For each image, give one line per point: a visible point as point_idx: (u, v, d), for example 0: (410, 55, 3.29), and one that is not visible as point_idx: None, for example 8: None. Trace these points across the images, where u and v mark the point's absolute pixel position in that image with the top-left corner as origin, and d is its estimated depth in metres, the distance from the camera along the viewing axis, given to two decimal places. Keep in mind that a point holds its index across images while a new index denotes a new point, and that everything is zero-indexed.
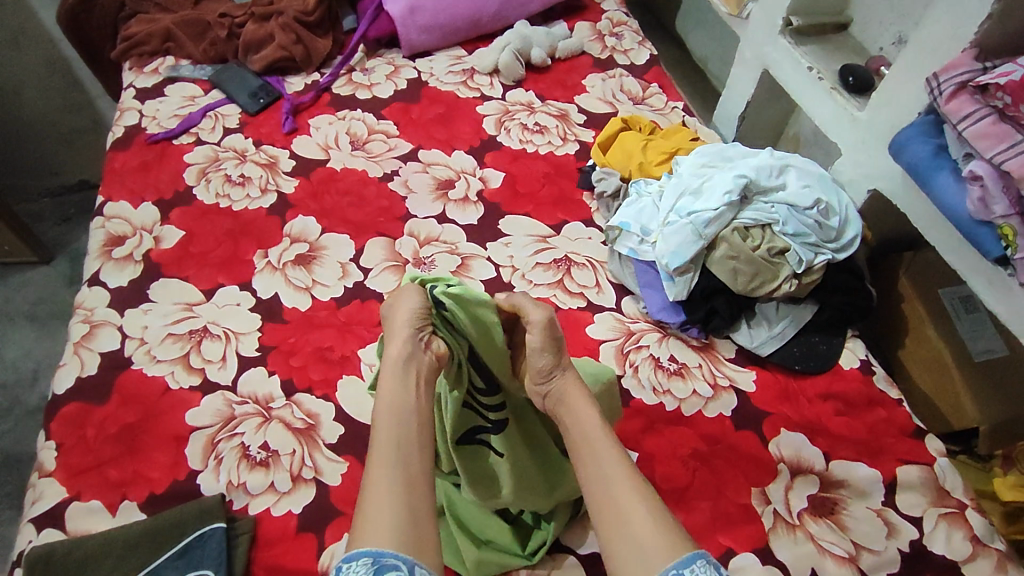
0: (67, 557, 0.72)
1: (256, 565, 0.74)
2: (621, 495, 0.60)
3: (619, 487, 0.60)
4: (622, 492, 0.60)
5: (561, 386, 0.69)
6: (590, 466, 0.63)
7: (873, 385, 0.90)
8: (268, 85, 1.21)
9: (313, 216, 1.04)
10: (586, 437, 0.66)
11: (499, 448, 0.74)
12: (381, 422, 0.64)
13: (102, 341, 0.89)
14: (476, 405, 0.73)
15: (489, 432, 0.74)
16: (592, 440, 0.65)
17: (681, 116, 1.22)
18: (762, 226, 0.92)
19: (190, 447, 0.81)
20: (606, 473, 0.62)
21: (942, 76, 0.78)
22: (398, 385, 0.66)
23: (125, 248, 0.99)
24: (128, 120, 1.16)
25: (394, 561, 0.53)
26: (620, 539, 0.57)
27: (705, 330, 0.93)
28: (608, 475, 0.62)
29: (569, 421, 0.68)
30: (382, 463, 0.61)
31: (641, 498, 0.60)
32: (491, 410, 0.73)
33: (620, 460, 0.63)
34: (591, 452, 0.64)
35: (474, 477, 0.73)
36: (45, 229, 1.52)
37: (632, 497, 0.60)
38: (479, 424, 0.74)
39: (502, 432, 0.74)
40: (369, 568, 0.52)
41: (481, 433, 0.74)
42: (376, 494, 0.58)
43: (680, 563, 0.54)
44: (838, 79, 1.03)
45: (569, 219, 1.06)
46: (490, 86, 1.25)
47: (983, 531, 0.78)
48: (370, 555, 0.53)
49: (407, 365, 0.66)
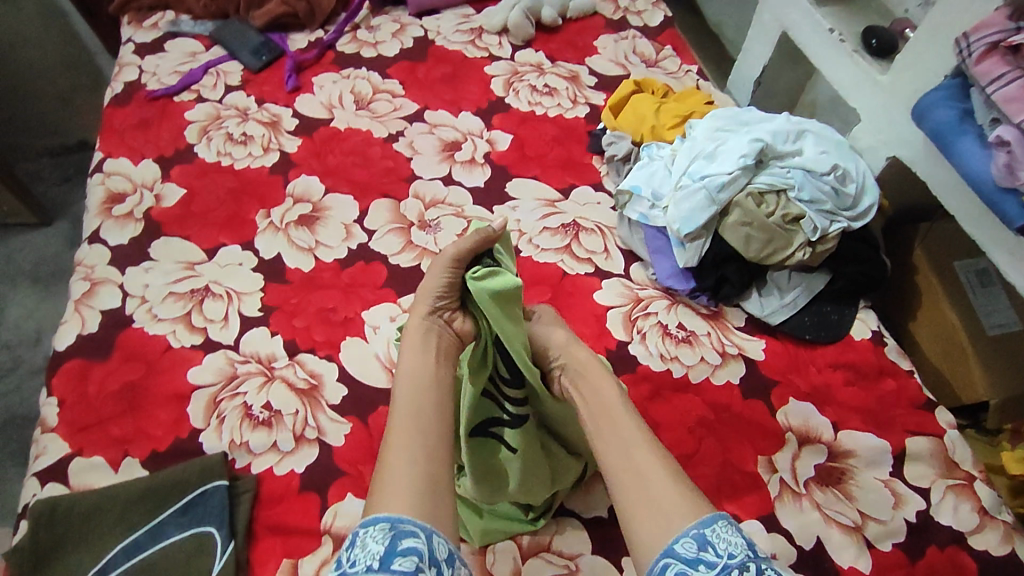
0: (71, 512, 0.72)
1: (258, 523, 0.74)
2: (641, 461, 0.60)
3: (638, 453, 0.61)
4: (642, 458, 0.60)
5: (580, 364, 0.70)
6: (608, 433, 0.63)
7: (884, 355, 0.89)
8: (271, 42, 1.17)
9: (316, 175, 1.02)
10: (603, 407, 0.66)
11: (513, 444, 0.71)
12: (400, 388, 0.64)
13: (103, 299, 0.88)
14: (499, 395, 0.71)
15: (505, 426, 0.71)
16: (610, 409, 0.65)
17: (695, 80, 1.18)
18: (778, 191, 0.89)
19: (192, 406, 0.80)
20: (626, 440, 0.62)
21: (972, 37, 0.75)
22: (417, 354, 0.66)
23: (125, 206, 0.97)
24: (127, 75, 1.12)
25: (412, 528, 0.51)
26: (642, 501, 0.57)
27: (715, 298, 0.92)
28: (627, 442, 0.62)
29: (585, 395, 0.68)
30: (403, 434, 0.60)
31: (661, 464, 0.60)
32: (512, 403, 0.71)
33: (637, 429, 0.63)
34: (609, 421, 0.64)
35: (483, 470, 0.70)
36: (45, 189, 1.49)
37: (651, 461, 0.60)
38: (496, 417, 0.71)
39: (519, 427, 0.71)
40: (386, 533, 0.50)
41: (495, 427, 0.71)
42: (396, 464, 0.57)
43: (702, 524, 0.53)
44: (860, 42, 0.99)
45: (578, 183, 1.04)
46: (499, 46, 1.21)
47: (991, 503, 0.77)
48: (387, 520, 0.51)
49: (427, 335, 0.68)
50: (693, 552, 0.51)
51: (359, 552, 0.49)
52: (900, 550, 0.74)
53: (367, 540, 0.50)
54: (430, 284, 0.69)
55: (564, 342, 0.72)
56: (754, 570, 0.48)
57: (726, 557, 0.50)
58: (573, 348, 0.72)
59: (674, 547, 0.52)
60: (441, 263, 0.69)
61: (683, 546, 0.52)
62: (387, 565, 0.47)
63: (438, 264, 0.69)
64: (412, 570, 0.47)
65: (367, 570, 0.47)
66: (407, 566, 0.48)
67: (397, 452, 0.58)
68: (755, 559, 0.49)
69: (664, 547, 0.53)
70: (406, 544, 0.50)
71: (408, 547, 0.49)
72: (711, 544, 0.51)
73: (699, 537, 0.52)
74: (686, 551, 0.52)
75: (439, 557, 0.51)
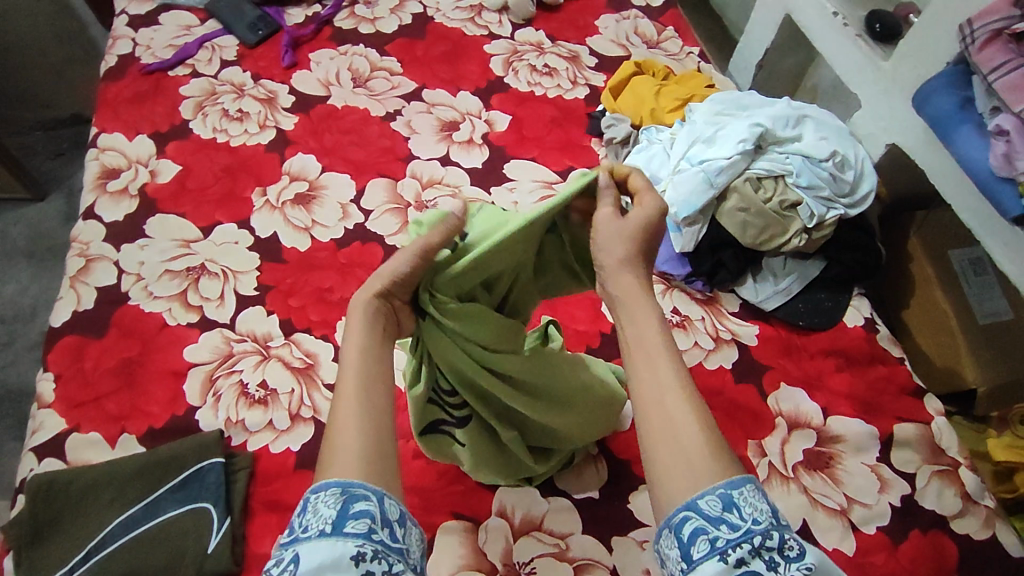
0: (67, 487, 0.73)
1: (254, 499, 0.75)
2: (673, 406, 0.50)
3: (671, 397, 0.51)
4: (675, 404, 0.50)
5: (621, 288, 0.57)
6: (642, 370, 0.53)
7: (876, 343, 0.90)
8: (268, 16, 1.15)
9: (313, 153, 1.01)
10: (637, 335, 0.55)
11: (462, 440, 0.69)
12: (346, 361, 0.54)
13: (98, 275, 0.88)
14: (442, 401, 0.68)
15: (452, 425, 0.69)
16: (646, 338, 0.55)
17: (696, 62, 1.17)
18: (775, 177, 0.89)
19: (188, 383, 0.81)
20: (660, 381, 0.52)
21: (977, 22, 0.74)
22: (362, 332, 0.55)
23: (120, 181, 0.96)
24: (121, 48, 1.11)
25: (362, 491, 0.47)
26: (670, 453, 0.48)
27: (710, 284, 0.92)
28: (661, 381, 0.52)
29: (623, 324, 0.56)
30: (349, 395, 0.52)
31: (691, 404, 0.51)
32: (456, 406, 0.68)
33: (675, 369, 0.52)
34: (642, 350, 0.54)
35: (438, 454, 0.73)
36: (39, 163, 1.47)
37: (685, 407, 0.50)
38: (441, 416, 0.69)
39: (467, 426, 0.69)
40: (337, 498, 0.47)
41: (445, 425, 0.70)
42: (344, 427, 0.51)
43: (730, 482, 0.46)
44: (864, 26, 0.98)
45: (576, 165, 1.03)
46: (499, 24, 1.19)
47: (975, 489, 0.79)
48: (339, 485, 0.47)
49: (375, 324, 0.57)
50: (717, 511, 0.45)
51: (310, 517, 0.47)
52: (884, 533, 0.75)
53: (318, 504, 0.47)
54: (386, 270, 0.57)
55: (618, 260, 0.58)
56: (777, 541, 0.44)
57: (750, 523, 0.44)
58: (624, 270, 0.58)
59: (696, 502, 0.46)
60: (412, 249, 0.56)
61: (707, 503, 0.46)
62: (339, 530, 0.45)
63: (403, 251, 0.57)
64: (366, 534, 0.45)
65: (318, 537, 0.45)
66: (359, 531, 0.45)
67: (345, 417, 0.51)
68: (780, 528, 0.45)
69: (685, 499, 0.47)
70: (358, 507, 0.46)
71: (361, 511, 0.46)
72: (737, 506, 0.45)
73: (725, 496, 0.46)
74: (709, 508, 0.46)
75: (393, 517, 0.48)
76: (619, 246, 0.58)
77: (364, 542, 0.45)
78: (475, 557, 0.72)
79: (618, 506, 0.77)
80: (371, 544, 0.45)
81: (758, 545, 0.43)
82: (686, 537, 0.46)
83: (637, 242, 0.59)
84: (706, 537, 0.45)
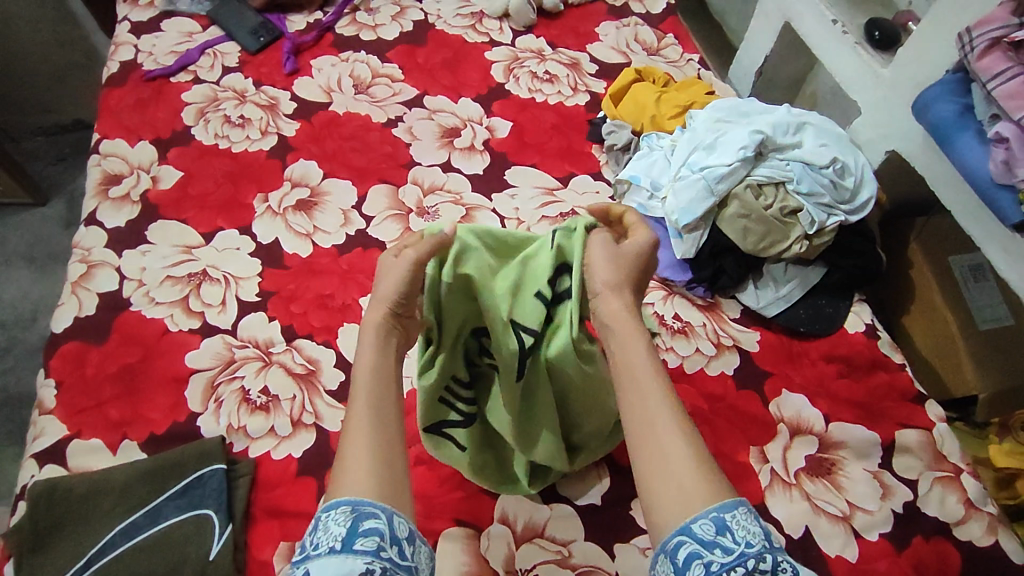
0: (68, 493, 0.73)
1: (256, 506, 0.74)
2: (663, 432, 0.51)
3: (661, 422, 0.52)
4: (666, 429, 0.51)
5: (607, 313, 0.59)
6: (632, 397, 0.54)
7: (878, 349, 0.90)
8: (269, 23, 1.16)
9: (314, 160, 1.01)
10: (627, 365, 0.56)
11: (462, 442, 0.73)
12: (360, 381, 0.56)
13: (100, 281, 0.88)
14: (451, 401, 0.70)
15: (457, 426, 0.72)
16: (635, 370, 0.55)
17: (696, 69, 1.17)
18: (776, 184, 0.89)
19: (190, 389, 0.81)
20: (651, 408, 0.53)
21: (975, 31, 0.75)
22: (375, 351, 0.58)
23: (122, 188, 0.96)
24: (123, 55, 1.11)
25: (373, 509, 0.48)
26: (661, 479, 0.49)
27: (712, 289, 0.93)
28: (650, 407, 0.53)
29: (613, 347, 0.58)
30: (361, 415, 0.54)
31: (684, 432, 0.52)
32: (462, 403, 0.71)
33: (665, 396, 0.54)
34: (632, 379, 0.55)
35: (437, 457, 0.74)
36: (40, 168, 1.48)
37: (675, 433, 0.51)
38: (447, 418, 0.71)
39: (470, 426, 0.72)
40: (348, 516, 0.47)
41: (448, 427, 0.72)
42: (354, 447, 0.52)
43: (723, 505, 0.47)
44: (863, 34, 0.98)
45: (577, 171, 1.04)
46: (500, 31, 1.20)
47: (977, 496, 0.78)
48: (349, 503, 0.48)
49: (386, 335, 0.60)
50: (710, 535, 0.45)
51: (321, 535, 0.47)
52: (887, 540, 0.75)
53: (329, 522, 0.47)
54: (387, 289, 0.60)
55: (604, 284, 0.60)
56: (771, 563, 0.44)
57: (744, 546, 0.45)
58: (612, 294, 0.60)
59: (690, 526, 0.47)
60: (403, 264, 0.60)
61: (700, 527, 0.46)
62: (349, 547, 0.45)
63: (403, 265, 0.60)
64: (375, 551, 0.45)
65: (329, 554, 0.45)
66: (369, 548, 0.45)
67: (355, 440, 0.52)
68: (773, 550, 0.45)
69: (680, 523, 0.47)
70: (367, 525, 0.47)
71: (371, 528, 0.47)
72: (730, 529, 0.45)
73: (717, 520, 0.46)
74: (702, 531, 0.46)
75: (402, 535, 0.48)
76: (608, 270, 0.60)
77: (373, 559, 0.45)
78: (477, 564, 0.72)
79: (621, 513, 0.76)
80: (379, 561, 0.45)
81: (751, 568, 0.43)
82: (682, 562, 0.46)
83: (626, 273, 0.61)
84: (701, 561, 0.45)
